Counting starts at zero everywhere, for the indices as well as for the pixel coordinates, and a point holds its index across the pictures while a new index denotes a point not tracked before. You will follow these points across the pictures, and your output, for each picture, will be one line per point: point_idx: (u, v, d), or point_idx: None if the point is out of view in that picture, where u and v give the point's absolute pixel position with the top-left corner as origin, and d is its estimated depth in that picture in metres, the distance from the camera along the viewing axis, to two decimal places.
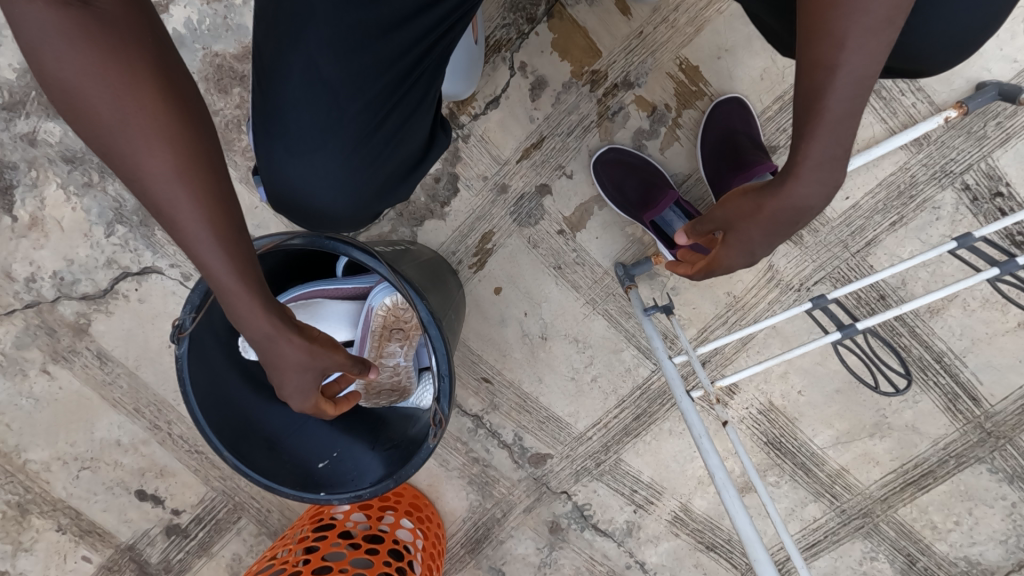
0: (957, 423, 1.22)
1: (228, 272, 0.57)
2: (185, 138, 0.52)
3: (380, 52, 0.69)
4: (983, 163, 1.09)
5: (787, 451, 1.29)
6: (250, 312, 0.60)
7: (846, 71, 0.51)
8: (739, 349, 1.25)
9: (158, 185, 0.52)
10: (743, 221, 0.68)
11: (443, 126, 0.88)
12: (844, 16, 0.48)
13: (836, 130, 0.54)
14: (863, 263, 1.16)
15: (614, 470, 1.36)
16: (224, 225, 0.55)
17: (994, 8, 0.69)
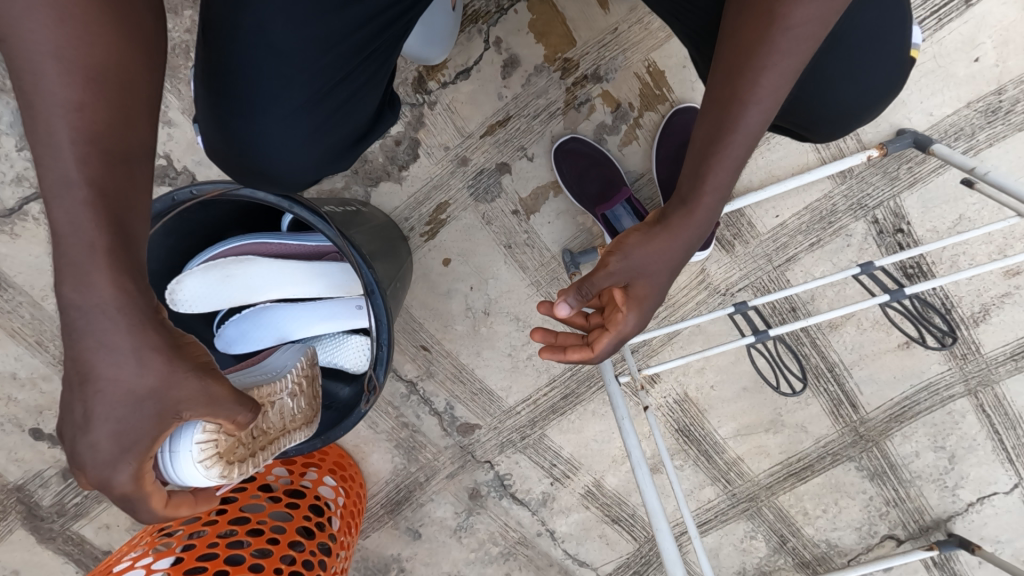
0: (837, 426, 1.39)
1: (76, 189, 0.45)
2: (91, 16, 0.44)
3: (340, 23, 0.68)
4: (892, 201, 1.23)
5: (694, 438, 1.41)
6: (83, 256, 0.46)
7: (756, 108, 0.56)
8: (665, 342, 1.34)
9: (27, 50, 0.43)
10: (651, 259, 0.67)
11: (390, 104, 0.88)
12: (766, 56, 0.53)
13: (734, 163, 0.60)
14: (781, 277, 1.28)
15: (537, 444, 1.43)
16: (95, 141, 0.45)
17: (865, 101, 0.82)
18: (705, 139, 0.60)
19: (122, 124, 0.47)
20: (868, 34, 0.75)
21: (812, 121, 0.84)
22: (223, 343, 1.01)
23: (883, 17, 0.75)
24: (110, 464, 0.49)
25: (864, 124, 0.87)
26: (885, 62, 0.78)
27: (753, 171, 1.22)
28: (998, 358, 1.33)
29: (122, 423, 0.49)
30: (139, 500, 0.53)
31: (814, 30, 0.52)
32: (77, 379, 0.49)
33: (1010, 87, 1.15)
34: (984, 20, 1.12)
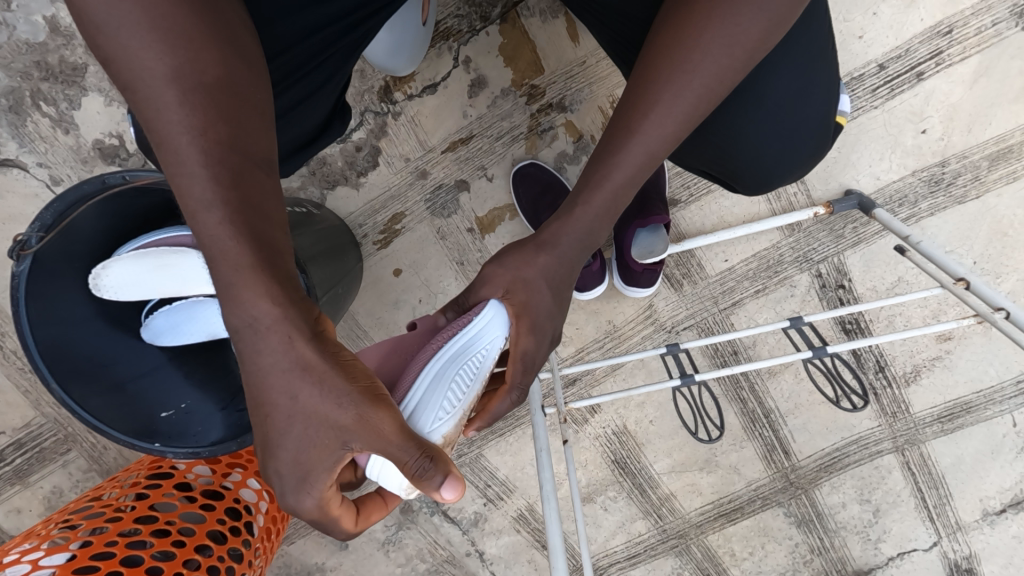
0: (769, 471, 1.41)
1: (216, 208, 0.48)
2: (197, 40, 0.47)
3: (289, 28, 0.68)
4: (836, 258, 1.26)
5: (629, 471, 1.42)
6: (232, 273, 0.49)
7: (641, 141, 0.61)
8: (608, 373, 1.35)
9: (148, 82, 0.46)
10: (520, 266, 0.66)
11: (339, 116, 0.85)
12: (665, 96, 0.58)
13: (613, 193, 0.64)
14: (725, 320, 1.30)
15: (473, 463, 1.43)
16: (226, 161, 0.48)
17: (787, 157, 0.85)
18: (601, 164, 0.64)
19: (249, 141, 0.50)
20: (790, 98, 0.78)
21: (734, 173, 0.87)
22: (149, 334, 0.89)
23: (808, 82, 0.77)
24: (298, 487, 0.55)
25: (787, 183, 0.92)
26: (807, 126, 0.81)
27: (706, 215, 1.24)
28: (926, 419, 1.37)
29: (296, 448, 0.54)
30: (330, 521, 0.58)
31: (710, 80, 0.57)
32: (257, 404, 0.54)
33: (953, 160, 1.20)
34: (932, 95, 1.17)
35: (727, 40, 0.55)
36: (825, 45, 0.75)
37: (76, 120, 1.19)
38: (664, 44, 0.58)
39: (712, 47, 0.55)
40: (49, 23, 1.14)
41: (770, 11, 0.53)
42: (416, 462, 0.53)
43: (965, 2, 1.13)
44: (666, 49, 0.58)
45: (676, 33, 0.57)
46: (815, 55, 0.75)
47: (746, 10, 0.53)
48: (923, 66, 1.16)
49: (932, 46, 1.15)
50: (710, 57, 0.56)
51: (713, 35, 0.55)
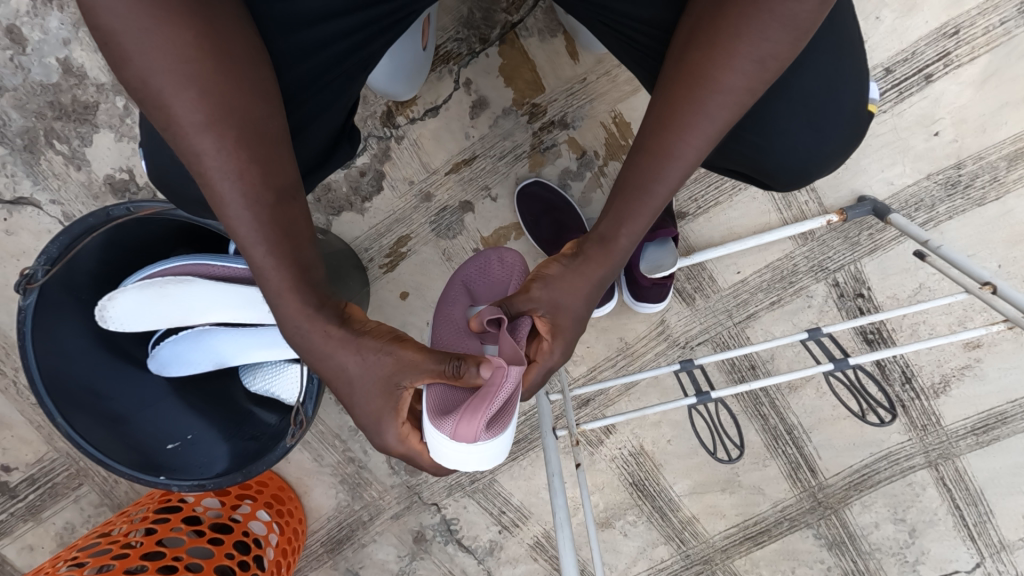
0: (795, 490, 1.35)
1: (258, 239, 0.52)
2: (221, 81, 0.48)
3: (284, 49, 0.66)
4: (853, 266, 1.23)
5: (648, 494, 1.37)
6: (277, 293, 0.55)
7: (675, 164, 0.60)
8: (621, 393, 1.32)
9: (182, 128, 0.47)
10: (566, 292, 0.66)
11: (348, 138, 0.84)
12: (694, 113, 0.58)
13: (644, 217, 0.64)
14: (741, 333, 1.26)
15: (486, 489, 1.38)
16: (262, 194, 0.51)
17: (815, 159, 0.82)
18: (627, 181, 0.64)
19: (280, 170, 0.52)
20: (819, 95, 0.76)
21: (766, 174, 0.85)
22: (156, 365, 0.90)
23: (838, 75, 0.75)
24: (378, 432, 0.62)
25: (822, 177, 0.88)
26: (840, 120, 0.79)
27: (714, 227, 1.22)
28: (959, 431, 1.30)
29: (365, 407, 0.60)
30: (411, 455, 0.64)
31: (741, 97, 0.56)
32: (325, 379, 0.61)
33: (969, 162, 1.16)
34: (942, 97, 1.15)
35: (756, 58, 0.54)
36: (852, 41, 0.75)
37: (87, 157, 1.21)
38: (692, 60, 0.57)
39: (742, 65, 0.54)
40: (62, 64, 1.17)
41: (795, 27, 0.52)
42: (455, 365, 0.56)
43: (970, 3, 1.11)
44: (693, 64, 0.57)
45: (703, 49, 0.56)
46: (843, 52, 0.74)
47: (772, 25, 0.52)
48: (931, 68, 1.13)
49: (939, 47, 1.13)
50: (740, 74, 0.55)
51: (741, 52, 0.54)
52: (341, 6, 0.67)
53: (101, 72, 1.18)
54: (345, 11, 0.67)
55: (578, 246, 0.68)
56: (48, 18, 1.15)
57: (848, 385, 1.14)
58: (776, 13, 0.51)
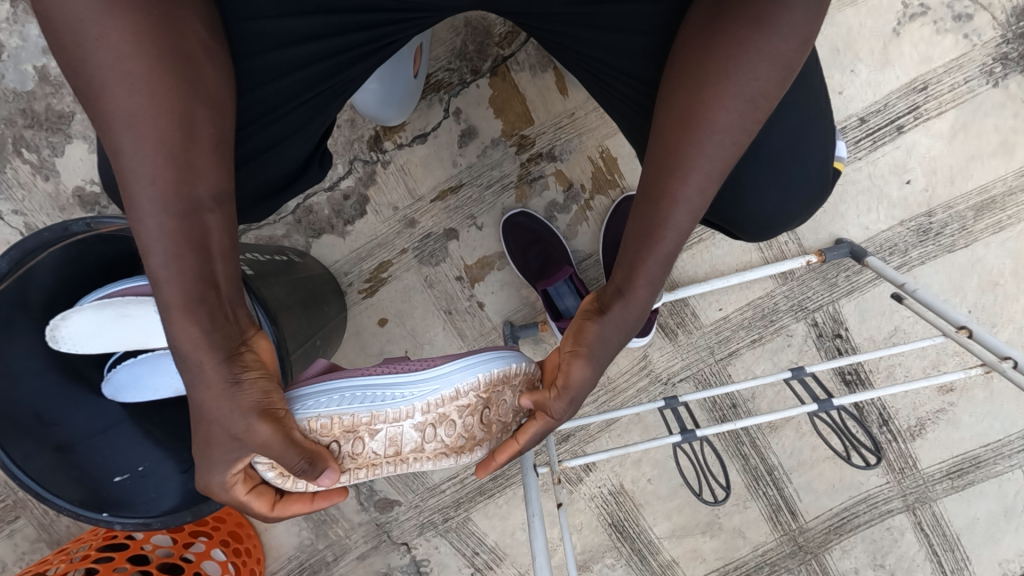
0: (776, 534, 1.32)
1: (155, 247, 0.49)
2: (156, 79, 0.48)
3: (266, 63, 0.66)
4: (830, 307, 1.24)
5: (627, 535, 1.32)
6: (166, 305, 0.50)
7: (683, 206, 0.59)
8: (602, 429, 1.29)
9: (114, 122, 0.48)
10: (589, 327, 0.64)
11: (318, 162, 0.82)
12: (692, 156, 0.58)
13: (660, 262, 0.61)
14: (722, 371, 1.26)
15: (459, 529, 1.32)
16: (172, 197, 0.49)
17: (782, 213, 0.83)
18: (636, 231, 0.62)
19: (193, 178, 0.50)
20: (786, 152, 0.77)
21: (735, 225, 0.85)
22: (111, 389, 0.83)
23: (807, 129, 0.77)
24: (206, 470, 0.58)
25: (787, 231, 0.88)
26: (808, 173, 0.80)
27: (697, 264, 1.23)
28: (935, 475, 1.31)
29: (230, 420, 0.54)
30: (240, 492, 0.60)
31: (736, 134, 0.57)
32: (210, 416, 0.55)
33: (939, 211, 1.21)
34: (913, 147, 1.20)
35: (747, 97, 0.56)
36: (821, 97, 0.76)
37: (57, 167, 1.17)
38: (682, 106, 0.59)
39: (735, 103, 0.56)
40: (39, 72, 1.13)
41: (777, 66, 0.56)
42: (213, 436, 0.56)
43: (938, 61, 1.17)
44: (686, 108, 0.58)
45: (691, 95, 0.58)
46: (813, 108, 0.76)
47: (761, 63, 0.55)
48: (902, 120, 1.19)
49: (910, 101, 1.18)
50: (734, 112, 0.57)
51: (732, 92, 0.56)
52: (324, 28, 0.67)
53: None
54: (329, 32, 0.67)
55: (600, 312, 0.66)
56: (29, 25, 1.12)
57: (832, 425, 1.13)
58: (760, 52, 0.55)
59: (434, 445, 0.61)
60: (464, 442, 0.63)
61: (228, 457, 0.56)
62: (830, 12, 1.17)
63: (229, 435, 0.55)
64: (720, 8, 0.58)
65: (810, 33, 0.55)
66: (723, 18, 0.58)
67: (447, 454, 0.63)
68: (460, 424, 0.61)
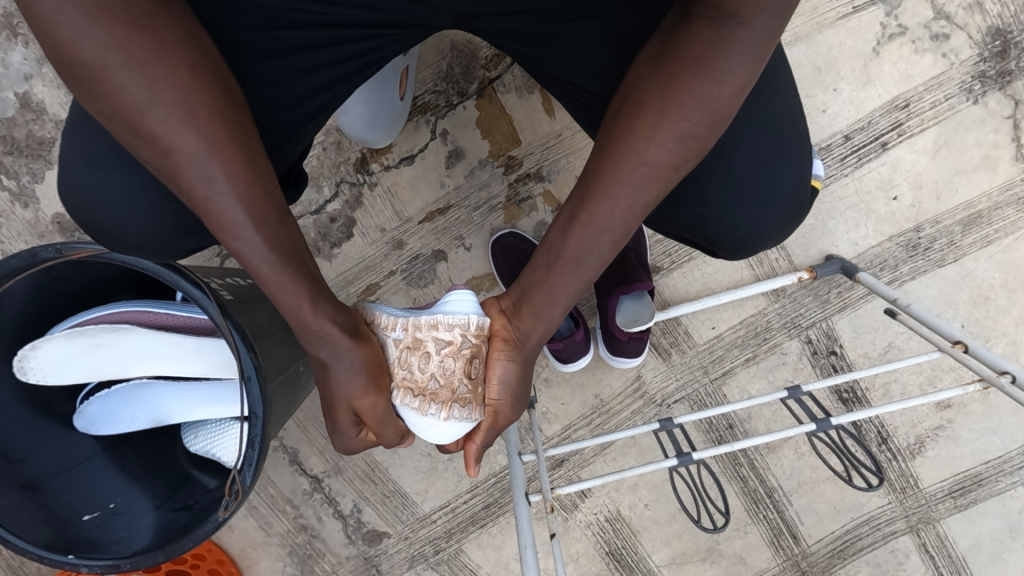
0: (778, 559, 1.28)
1: (266, 258, 0.57)
2: (212, 107, 0.54)
3: (251, 76, 0.66)
4: (824, 324, 1.23)
5: (625, 564, 1.28)
6: (296, 305, 0.60)
7: (601, 234, 0.59)
8: (597, 453, 1.25)
9: (191, 155, 0.53)
10: (528, 331, 0.65)
11: (295, 182, 0.81)
12: (616, 187, 0.58)
13: (571, 286, 0.62)
14: (718, 391, 1.24)
15: (451, 561, 1.27)
16: (262, 206, 0.56)
17: (759, 229, 0.82)
18: (562, 254, 0.61)
19: (274, 188, 0.59)
20: (759, 167, 0.76)
21: (709, 242, 0.84)
22: (84, 422, 0.82)
23: (780, 145, 0.76)
24: (340, 438, 0.70)
25: (765, 250, 0.87)
26: (785, 190, 0.79)
27: (689, 283, 1.22)
28: (937, 495, 1.28)
29: (360, 388, 0.64)
30: (352, 445, 0.71)
31: (666, 167, 0.57)
32: (338, 395, 0.65)
33: (927, 226, 1.21)
34: (898, 164, 1.20)
35: (679, 134, 0.56)
36: (794, 113, 0.76)
37: (36, 194, 1.15)
38: (622, 131, 0.58)
39: (666, 140, 0.56)
40: (20, 98, 1.12)
41: (716, 106, 0.55)
42: (345, 420, 0.67)
43: (919, 79, 1.19)
44: (622, 134, 0.58)
45: (631, 123, 0.58)
46: (785, 123, 0.75)
47: (690, 105, 0.55)
48: (886, 137, 1.20)
49: (892, 118, 1.19)
50: (663, 149, 0.56)
51: (665, 127, 0.56)
52: (306, 42, 0.67)
53: (62, 108, 1.13)
54: (311, 47, 0.67)
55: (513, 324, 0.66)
56: (11, 52, 1.11)
57: (834, 443, 1.10)
58: (696, 96, 0.55)
59: (405, 375, 0.65)
60: (438, 390, 0.65)
61: (345, 420, 0.67)
62: (810, 33, 1.18)
63: (350, 404, 0.65)
64: (670, 39, 0.58)
65: (747, 79, 0.54)
66: (671, 47, 0.57)
67: (415, 395, 0.65)
68: (436, 361, 0.64)
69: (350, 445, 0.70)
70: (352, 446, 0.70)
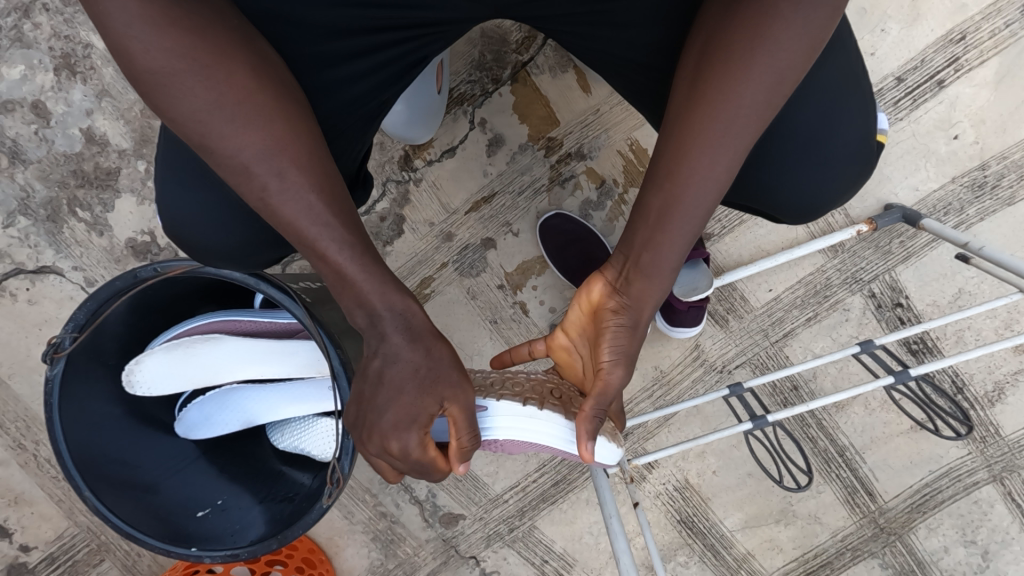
0: (854, 517, 1.27)
1: (338, 245, 0.58)
2: (271, 105, 0.57)
3: (308, 91, 0.68)
4: (887, 275, 1.20)
5: (698, 531, 1.29)
6: (372, 292, 0.60)
7: (700, 185, 0.60)
8: (660, 424, 1.26)
9: (258, 150, 0.55)
10: (648, 290, 0.65)
11: (362, 184, 0.84)
12: (708, 140, 0.58)
13: (680, 240, 0.63)
14: (780, 353, 1.22)
15: (526, 538, 1.31)
16: (328, 193, 0.58)
17: (827, 187, 0.80)
18: (667, 211, 0.62)
19: (338, 180, 0.61)
20: (825, 123, 0.75)
21: (774, 206, 0.82)
22: (184, 428, 0.88)
23: (843, 102, 0.74)
24: (400, 441, 0.60)
25: (835, 207, 0.85)
26: (852, 143, 0.77)
27: (741, 247, 1.20)
28: (1020, 441, 1.24)
29: (443, 376, 0.61)
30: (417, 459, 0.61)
31: (757, 113, 0.57)
32: (417, 383, 0.60)
33: (993, 163, 1.15)
34: (957, 101, 1.15)
35: (772, 71, 0.55)
36: (857, 64, 0.74)
37: (109, 222, 1.22)
38: (707, 82, 0.58)
39: (755, 83, 0.56)
40: (85, 133, 1.19)
41: (806, 41, 0.54)
42: (418, 410, 0.60)
43: (974, 9, 1.12)
44: (706, 86, 0.58)
45: (717, 76, 0.57)
46: (849, 74, 0.73)
47: (782, 42, 0.54)
48: (942, 74, 1.14)
49: (948, 53, 1.13)
50: (754, 92, 0.56)
51: (755, 70, 0.56)
52: (356, 52, 0.69)
53: (123, 138, 1.20)
54: (360, 56, 0.69)
55: (622, 294, 0.68)
56: (72, 90, 1.18)
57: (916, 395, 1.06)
58: (783, 34, 0.54)
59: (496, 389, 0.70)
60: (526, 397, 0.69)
61: (418, 410, 0.60)
62: None
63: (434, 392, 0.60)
64: None
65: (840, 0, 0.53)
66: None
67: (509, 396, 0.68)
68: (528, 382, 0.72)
69: (410, 449, 0.60)
70: (413, 448, 0.60)
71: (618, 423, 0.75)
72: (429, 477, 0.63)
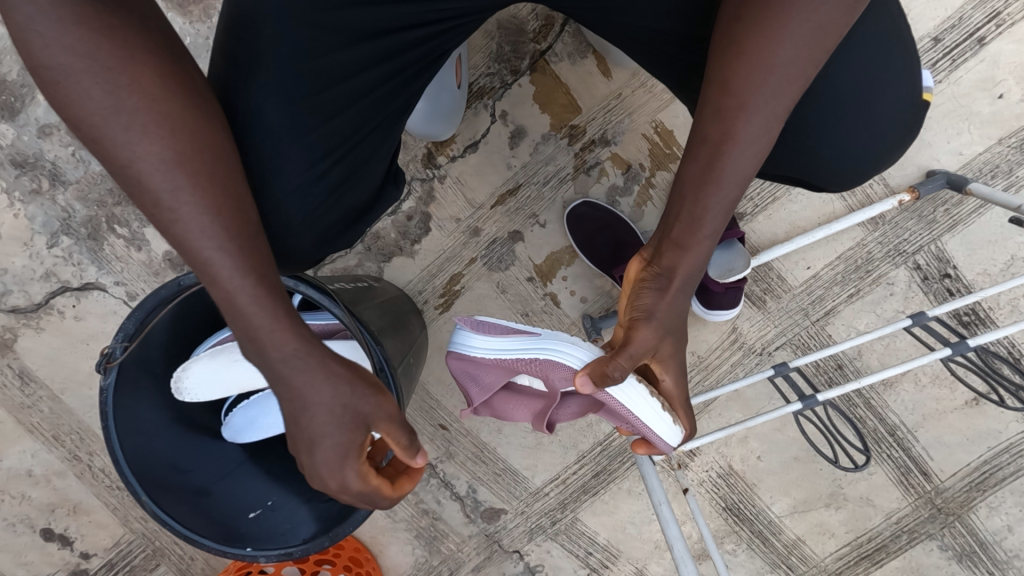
0: (909, 497, 1.23)
1: (233, 273, 0.54)
2: (179, 116, 0.52)
3: (336, 94, 0.68)
4: (933, 246, 1.15)
5: (744, 518, 1.26)
6: (269, 327, 0.56)
7: (742, 147, 0.58)
8: (700, 411, 1.24)
9: (156, 165, 0.51)
10: (681, 256, 0.64)
11: (394, 179, 0.84)
12: (750, 101, 0.57)
13: (720, 204, 0.62)
14: (822, 332, 1.19)
15: (569, 530, 1.30)
16: (228, 219, 0.53)
17: (870, 151, 0.77)
18: (704, 177, 0.61)
19: (247, 207, 0.56)
20: (867, 83, 0.72)
21: (815, 175, 0.80)
22: (231, 432, 0.90)
23: (886, 59, 0.71)
24: (335, 473, 0.61)
25: (881, 171, 0.82)
26: (896, 104, 0.74)
27: (776, 224, 1.17)
28: None
29: (364, 412, 0.60)
30: (365, 491, 0.63)
31: (798, 70, 0.55)
32: (341, 420, 0.60)
33: None
34: (1000, 58, 1.09)
35: (814, 24, 0.53)
36: (897, 20, 0.71)
37: (147, 237, 1.25)
38: (743, 43, 0.56)
39: (795, 39, 0.54)
40: None
41: None
42: (349, 446, 0.60)
43: None
44: (742, 49, 0.56)
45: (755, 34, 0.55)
46: (889, 31, 0.70)
47: None
48: (983, 31, 1.09)
49: (988, 9, 1.08)
50: (794, 48, 0.54)
51: (795, 24, 0.53)
52: (380, 52, 0.69)
53: None
54: (385, 55, 0.69)
55: (655, 262, 0.67)
56: None
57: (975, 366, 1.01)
58: None
59: None
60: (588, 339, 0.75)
61: (351, 446, 0.60)
62: None
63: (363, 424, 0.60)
64: None
65: None
66: None
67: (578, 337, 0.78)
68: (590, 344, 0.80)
69: (348, 482, 0.62)
70: (349, 483, 0.61)
71: (670, 397, 0.72)
72: (375, 503, 0.65)
